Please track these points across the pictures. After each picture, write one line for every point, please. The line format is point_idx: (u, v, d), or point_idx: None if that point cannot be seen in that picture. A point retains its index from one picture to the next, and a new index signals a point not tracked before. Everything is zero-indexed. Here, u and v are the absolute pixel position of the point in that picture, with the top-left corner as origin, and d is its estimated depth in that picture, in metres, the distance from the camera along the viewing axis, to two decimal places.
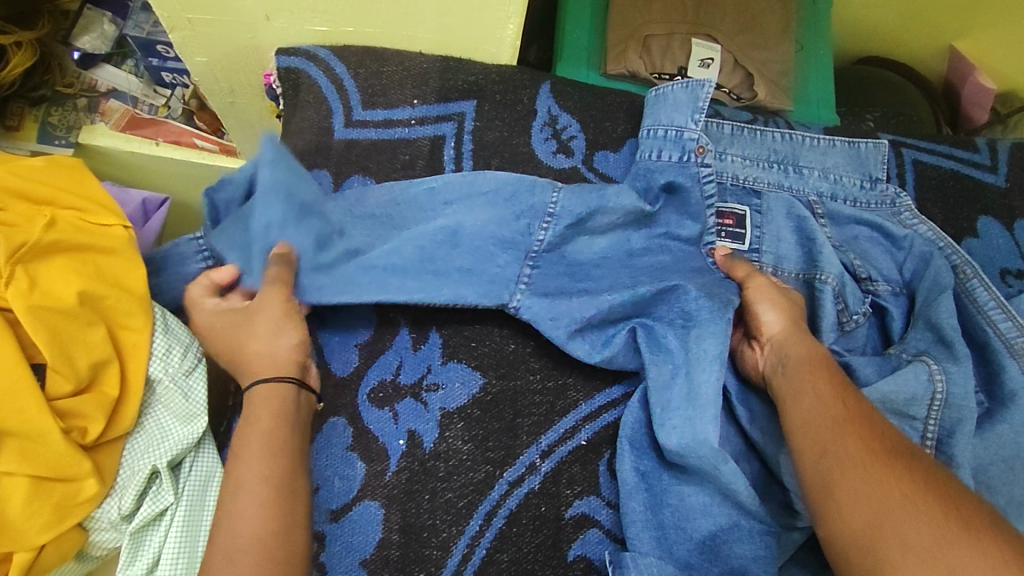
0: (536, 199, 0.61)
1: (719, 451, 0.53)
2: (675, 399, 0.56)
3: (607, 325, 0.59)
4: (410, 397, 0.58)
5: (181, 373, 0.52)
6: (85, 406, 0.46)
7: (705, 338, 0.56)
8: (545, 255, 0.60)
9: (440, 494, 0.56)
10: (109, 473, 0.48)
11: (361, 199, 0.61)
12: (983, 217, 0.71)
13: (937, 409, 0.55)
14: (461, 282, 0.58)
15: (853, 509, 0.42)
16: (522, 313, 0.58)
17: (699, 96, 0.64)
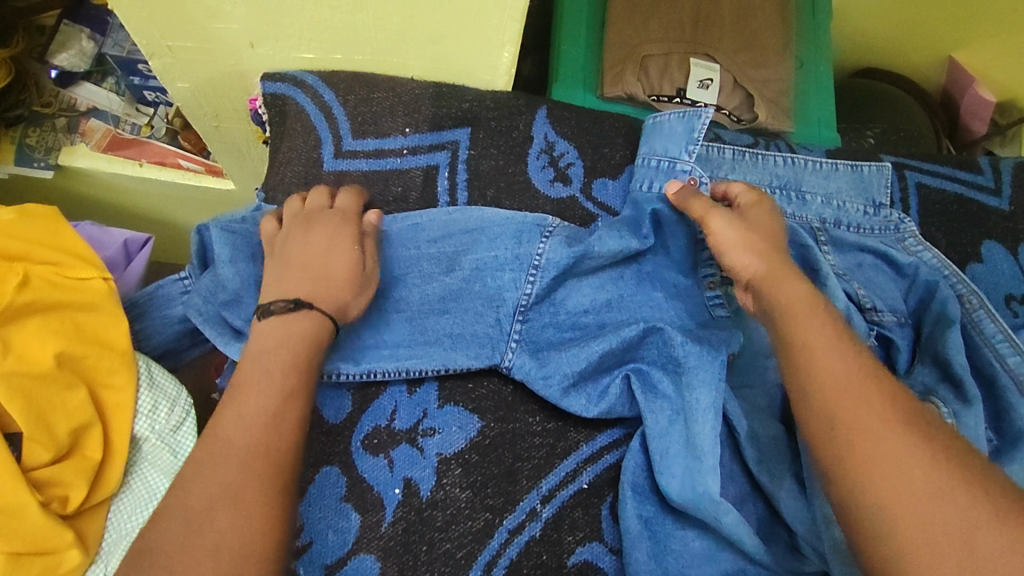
0: (521, 249, 0.59)
1: (720, 502, 0.52)
2: (675, 446, 0.55)
3: (601, 375, 0.57)
4: (406, 443, 0.55)
5: (169, 428, 0.50)
6: (65, 474, 0.43)
7: (696, 387, 0.54)
8: (532, 307, 0.59)
9: (438, 545, 0.52)
10: (93, 540, 0.45)
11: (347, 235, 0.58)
12: (987, 242, 0.70)
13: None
14: (450, 346, 0.57)
15: (890, 492, 0.40)
16: (516, 373, 0.57)
17: (695, 126, 0.63)
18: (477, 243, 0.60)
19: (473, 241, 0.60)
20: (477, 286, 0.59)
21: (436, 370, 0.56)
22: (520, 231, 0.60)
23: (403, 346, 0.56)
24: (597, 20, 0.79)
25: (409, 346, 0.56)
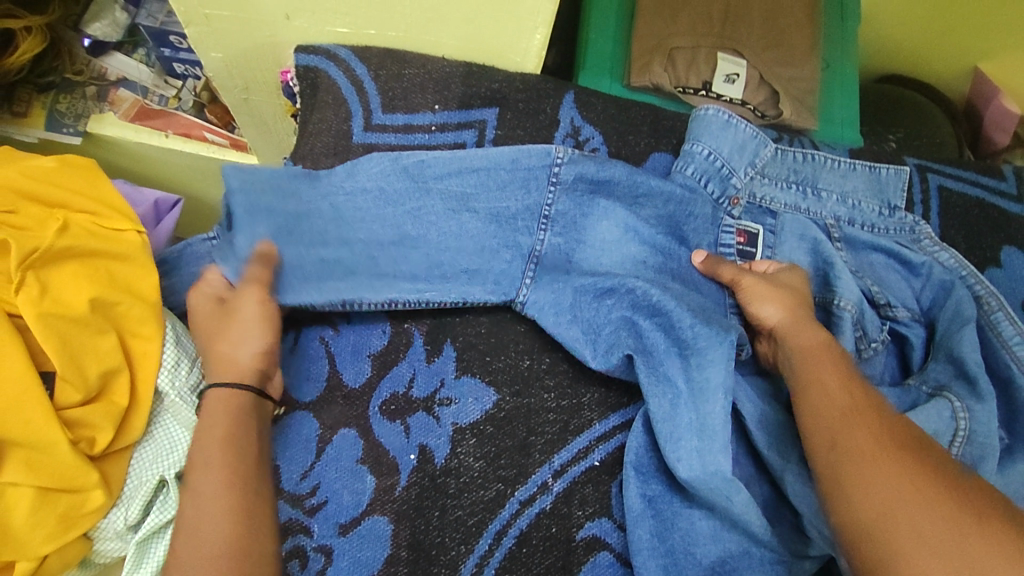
0: (531, 199, 0.59)
1: (734, 481, 0.51)
2: (682, 424, 0.54)
3: (613, 320, 0.57)
4: (423, 411, 0.56)
5: (189, 386, 0.50)
6: (93, 415, 0.44)
7: (713, 363, 0.53)
8: (547, 256, 0.59)
9: (450, 512, 0.53)
10: (116, 483, 0.46)
11: (352, 174, 0.58)
12: (1007, 247, 0.70)
13: (960, 446, 0.54)
14: (464, 277, 0.57)
15: (866, 496, 0.43)
16: (528, 310, 0.58)
17: (739, 136, 0.65)
18: (482, 185, 0.59)
19: (483, 183, 0.59)
20: (491, 228, 0.58)
21: (453, 303, 0.57)
22: (527, 179, 0.60)
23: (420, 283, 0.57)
24: (627, 9, 0.80)
25: (425, 278, 0.57)
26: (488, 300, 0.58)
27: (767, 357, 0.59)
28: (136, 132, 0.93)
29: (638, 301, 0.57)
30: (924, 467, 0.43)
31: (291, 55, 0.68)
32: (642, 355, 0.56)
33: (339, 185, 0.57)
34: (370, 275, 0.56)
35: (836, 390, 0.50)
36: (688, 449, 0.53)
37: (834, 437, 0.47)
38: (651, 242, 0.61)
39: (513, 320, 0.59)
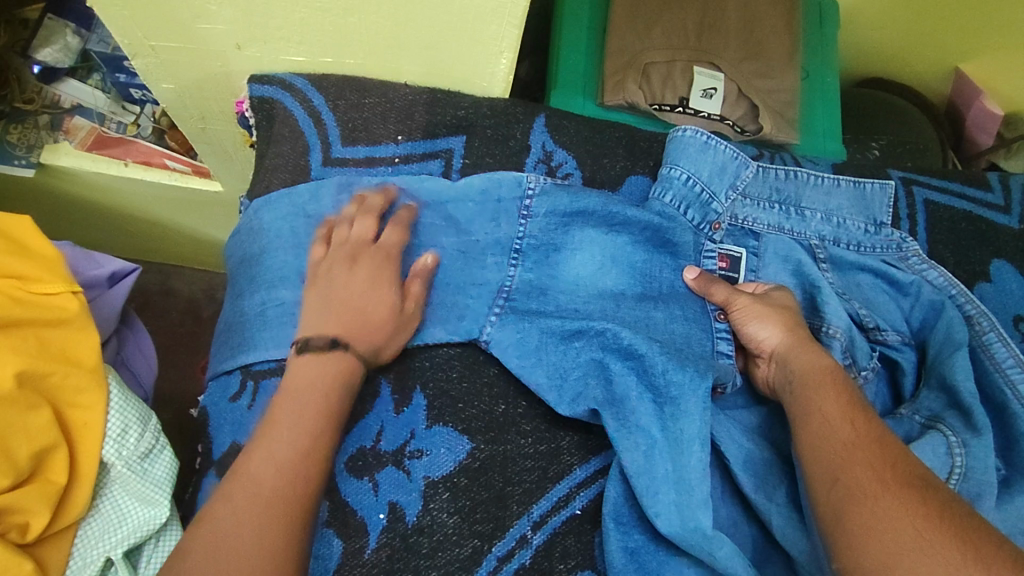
0: (502, 232, 0.59)
1: (714, 536, 0.49)
2: (655, 476, 0.51)
3: (581, 366, 0.54)
4: (392, 465, 0.52)
5: (137, 456, 0.46)
6: (27, 499, 0.41)
7: (689, 415, 0.51)
8: (519, 292, 0.57)
9: (423, 573, 0.50)
10: (57, 568, 0.43)
11: (316, 199, 0.59)
12: (996, 261, 0.68)
13: (956, 484, 0.51)
14: (427, 318, 0.56)
15: (869, 543, 0.40)
16: (492, 348, 0.55)
17: (718, 156, 0.63)
18: (450, 220, 0.59)
19: (450, 218, 0.59)
20: (458, 264, 0.58)
21: (415, 344, 0.55)
22: (497, 211, 0.59)
23: None
24: (599, 23, 0.77)
25: None
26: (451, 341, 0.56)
27: (765, 381, 0.56)
28: (95, 162, 0.89)
29: (605, 340, 0.55)
30: (926, 506, 0.40)
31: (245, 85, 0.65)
32: (611, 402, 0.53)
33: (300, 237, 0.58)
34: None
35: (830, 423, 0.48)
36: (662, 501, 0.50)
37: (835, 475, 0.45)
38: (627, 277, 0.59)
39: (486, 361, 0.56)
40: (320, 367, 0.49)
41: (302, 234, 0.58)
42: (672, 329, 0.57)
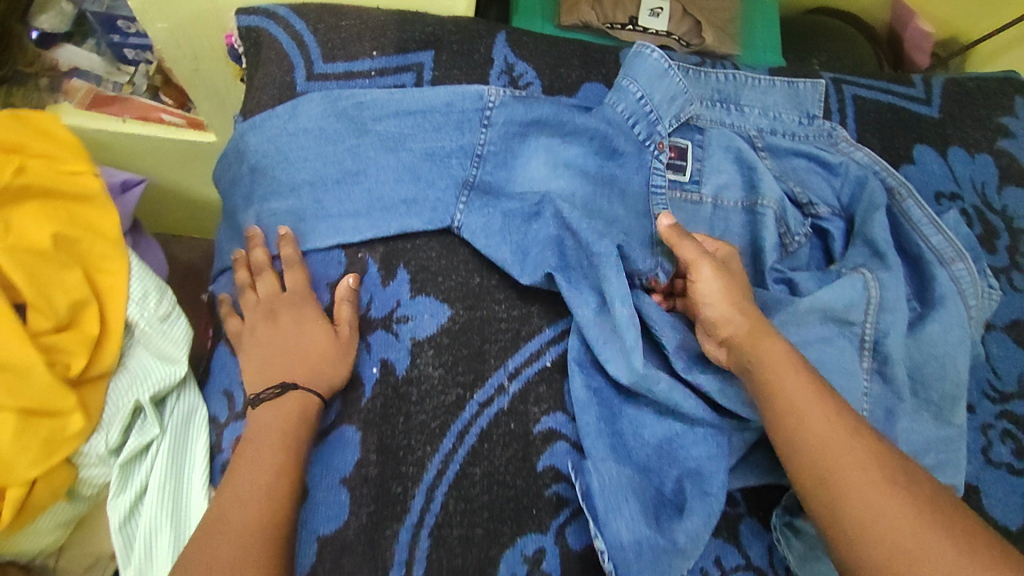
0: (465, 139, 0.64)
1: (649, 374, 0.57)
2: (602, 331, 0.59)
3: (540, 246, 0.61)
4: (381, 329, 0.60)
5: (157, 318, 0.54)
6: (67, 342, 0.49)
7: (622, 266, 0.60)
8: (482, 187, 0.64)
9: (414, 416, 0.57)
10: (94, 410, 0.50)
11: (294, 116, 0.62)
12: (918, 146, 0.75)
13: (874, 313, 0.59)
14: (404, 215, 0.62)
15: (846, 505, 0.45)
16: (463, 232, 0.62)
17: (670, 68, 0.68)
18: (419, 126, 0.64)
19: (419, 125, 0.64)
20: (427, 163, 0.63)
21: (393, 234, 0.61)
22: (461, 121, 0.64)
23: (364, 214, 0.61)
24: None
25: (367, 215, 0.61)
26: (427, 230, 0.62)
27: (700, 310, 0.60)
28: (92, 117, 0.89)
29: (561, 217, 0.62)
30: (911, 491, 0.45)
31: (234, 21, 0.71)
32: (564, 268, 0.61)
33: (283, 152, 0.62)
34: (318, 216, 0.61)
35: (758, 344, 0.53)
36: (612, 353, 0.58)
37: (820, 455, 0.48)
38: (581, 176, 0.65)
39: (459, 243, 0.63)
40: (279, 413, 0.52)
41: (285, 147, 0.62)
42: (612, 210, 0.66)
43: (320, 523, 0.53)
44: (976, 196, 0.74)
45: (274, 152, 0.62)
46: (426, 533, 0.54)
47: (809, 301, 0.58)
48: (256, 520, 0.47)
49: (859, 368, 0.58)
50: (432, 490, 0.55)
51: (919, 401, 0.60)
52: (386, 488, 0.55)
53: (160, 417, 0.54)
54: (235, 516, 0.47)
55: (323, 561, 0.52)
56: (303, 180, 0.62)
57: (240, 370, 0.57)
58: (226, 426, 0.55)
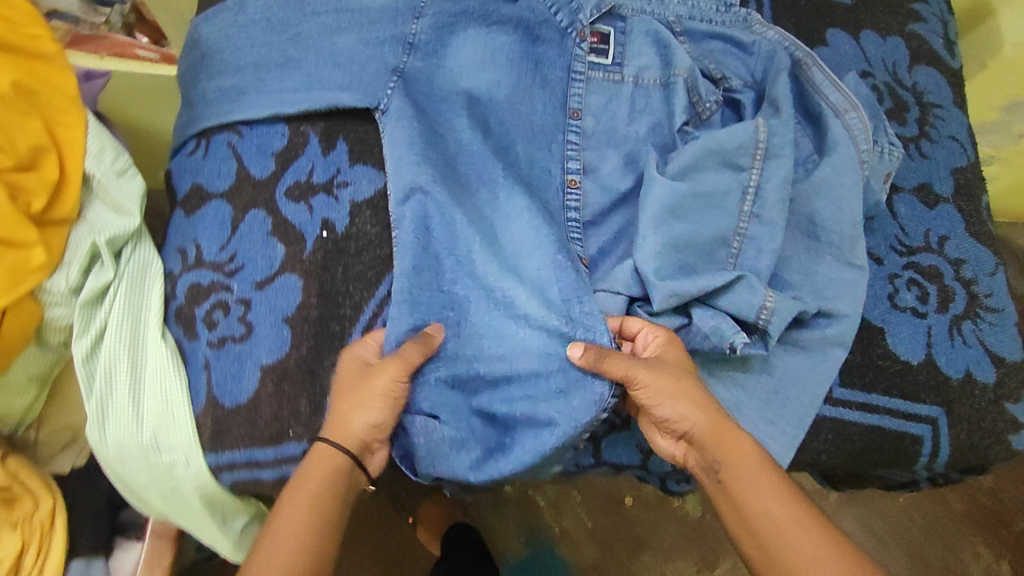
0: (397, 29, 0.67)
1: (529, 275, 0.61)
2: (511, 243, 0.63)
3: (460, 154, 0.66)
4: (323, 193, 0.64)
5: (113, 171, 0.59)
6: (29, 182, 0.54)
7: (497, 191, 0.65)
8: (410, 75, 0.67)
9: (352, 267, 0.62)
10: (57, 249, 0.57)
11: (242, 8, 0.67)
12: (832, 30, 0.80)
13: (760, 159, 0.63)
14: (336, 91, 0.65)
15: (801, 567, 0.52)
16: (384, 117, 0.65)
17: None
18: (355, 20, 0.66)
19: (354, 19, 0.66)
20: (361, 48, 0.66)
21: (326, 109, 0.65)
22: (393, 13, 0.67)
23: (298, 92, 0.65)
24: None
25: (304, 91, 0.65)
26: (358, 108, 0.65)
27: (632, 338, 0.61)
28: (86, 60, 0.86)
29: (478, 121, 0.67)
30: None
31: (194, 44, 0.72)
32: (482, 180, 0.65)
33: (229, 36, 0.67)
34: (258, 90, 0.65)
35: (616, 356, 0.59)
36: (519, 259, 0.62)
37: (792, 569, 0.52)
38: (507, 65, 0.68)
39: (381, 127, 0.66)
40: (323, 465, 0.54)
41: (232, 35, 0.67)
42: (535, 103, 0.69)
43: (263, 354, 0.58)
44: (887, 75, 0.78)
45: (222, 37, 0.67)
46: None
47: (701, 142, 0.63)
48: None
49: (739, 210, 0.64)
50: (368, 330, 0.61)
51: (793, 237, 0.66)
52: (326, 327, 0.60)
53: (117, 264, 0.60)
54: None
55: (266, 387, 0.57)
56: (247, 63, 0.66)
57: (191, 229, 0.62)
58: (180, 277, 0.61)
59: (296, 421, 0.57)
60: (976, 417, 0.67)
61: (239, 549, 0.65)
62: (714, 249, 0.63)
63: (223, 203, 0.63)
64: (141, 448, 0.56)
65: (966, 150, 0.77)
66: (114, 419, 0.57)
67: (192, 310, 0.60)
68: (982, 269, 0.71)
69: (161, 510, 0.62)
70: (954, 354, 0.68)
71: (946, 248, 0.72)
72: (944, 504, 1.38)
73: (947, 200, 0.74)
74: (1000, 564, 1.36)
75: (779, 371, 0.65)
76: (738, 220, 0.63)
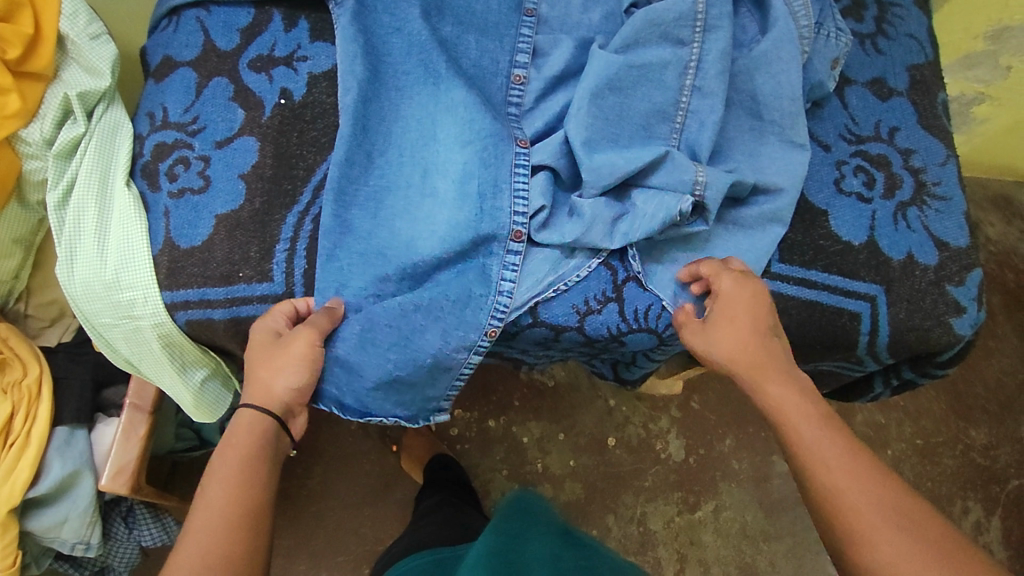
0: None
1: (443, 168, 0.64)
2: (447, 136, 0.64)
3: (404, 52, 0.67)
4: (283, 65, 0.68)
5: (85, 34, 0.65)
6: (6, 33, 0.60)
7: (431, 87, 0.66)
8: None
9: (307, 133, 0.66)
10: (32, 101, 0.63)
11: None
12: None
13: (700, 32, 0.66)
14: None
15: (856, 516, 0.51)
16: (337, 10, 0.68)
17: None
18: None
19: None
20: None
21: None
22: None
23: None
24: None
25: None
26: None
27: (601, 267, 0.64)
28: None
29: (430, 17, 0.68)
30: (918, 535, 0.50)
31: None
32: (423, 75, 0.66)
33: None
34: None
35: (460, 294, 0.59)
36: (454, 150, 0.64)
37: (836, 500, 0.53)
38: None
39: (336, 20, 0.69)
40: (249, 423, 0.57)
41: None
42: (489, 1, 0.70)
43: (218, 205, 0.62)
44: None
45: None
46: (310, 219, 0.63)
47: (642, 17, 0.66)
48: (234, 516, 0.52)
49: (680, 85, 0.66)
50: (318, 189, 0.64)
51: (737, 112, 0.68)
52: (279, 185, 0.63)
53: (89, 121, 0.65)
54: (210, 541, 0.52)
55: (220, 232, 0.62)
56: None
57: (159, 95, 0.68)
58: (147, 137, 0.66)
59: (246, 264, 0.61)
60: (916, 297, 0.67)
61: (200, 401, 0.69)
62: (654, 125, 0.66)
63: (189, 70, 0.68)
64: (105, 284, 0.61)
65: (924, 48, 0.77)
66: (80, 258, 0.61)
67: (156, 165, 0.64)
68: (932, 159, 0.72)
69: (130, 360, 0.67)
70: (896, 237, 0.68)
71: (896, 138, 0.73)
72: (936, 461, 1.32)
73: (901, 94, 0.75)
74: (994, 521, 1.30)
75: (716, 249, 0.67)
76: (680, 94, 0.66)
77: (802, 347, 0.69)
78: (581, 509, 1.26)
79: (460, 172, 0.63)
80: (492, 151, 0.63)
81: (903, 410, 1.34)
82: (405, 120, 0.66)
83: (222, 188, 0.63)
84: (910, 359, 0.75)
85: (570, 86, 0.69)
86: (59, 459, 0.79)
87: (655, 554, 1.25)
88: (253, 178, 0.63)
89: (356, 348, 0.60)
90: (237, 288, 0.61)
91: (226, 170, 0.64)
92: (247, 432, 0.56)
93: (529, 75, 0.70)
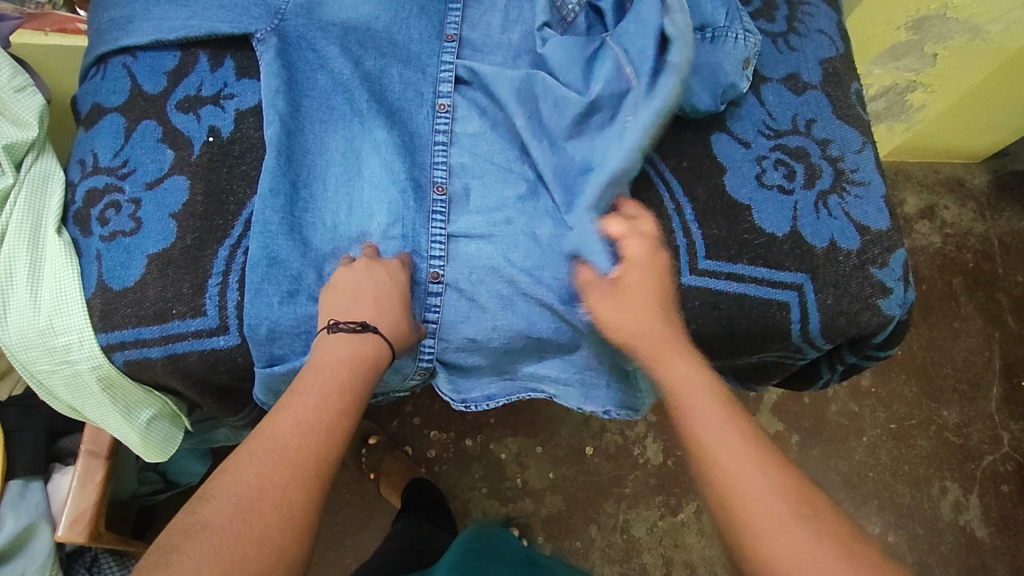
0: None
1: (370, 207, 0.67)
2: (373, 173, 0.67)
3: (330, 87, 0.69)
4: (210, 104, 0.70)
5: (11, 87, 0.68)
6: None
7: (357, 127, 0.68)
8: (293, 12, 0.70)
9: (237, 168, 0.67)
10: None
11: None
12: None
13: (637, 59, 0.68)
14: (213, 20, 0.69)
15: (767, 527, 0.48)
16: (260, 45, 0.69)
17: None
18: None
19: None
20: None
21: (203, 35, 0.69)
22: None
23: (179, 22, 0.69)
24: None
25: (180, 24, 0.69)
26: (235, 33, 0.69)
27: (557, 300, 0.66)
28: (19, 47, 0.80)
29: (351, 51, 0.70)
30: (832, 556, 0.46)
31: (93, 10, 0.74)
32: (349, 113, 0.68)
33: None
34: (143, 19, 0.70)
35: (387, 293, 0.61)
36: (379, 189, 0.67)
37: (724, 484, 0.50)
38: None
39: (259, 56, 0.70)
40: (352, 349, 0.57)
41: None
42: (410, 32, 0.72)
43: (149, 245, 0.63)
44: None
45: None
46: (241, 252, 0.64)
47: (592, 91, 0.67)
48: (322, 423, 0.53)
49: None
50: (249, 221, 0.65)
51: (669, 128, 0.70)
52: (210, 221, 0.64)
53: (18, 173, 0.67)
54: (258, 524, 0.47)
55: (152, 271, 0.63)
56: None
57: (89, 142, 0.69)
58: (79, 184, 0.67)
59: (179, 300, 0.62)
60: (842, 282, 0.69)
61: (148, 440, 0.70)
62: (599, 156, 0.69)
63: (118, 115, 0.69)
64: (39, 331, 0.62)
65: (834, 42, 0.81)
66: (14, 307, 0.62)
67: (88, 211, 0.65)
68: (848, 147, 0.75)
69: (73, 405, 0.67)
70: (818, 225, 0.71)
71: (813, 129, 0.75)
72: (911, 444, 1.31)
73: (815, 86, 0.77)
74: (972, 499, 1.29)
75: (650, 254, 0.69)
76: None
77: (738, 339, 0.70)
78: (563, 522, 1.24)
79: (381, 212, 0.66)
80: (413, 193, 0.67)
81: (875, 397, 1.34)
82: (330, 157, 0.68)
83: (153, 231, 0.64)
84: (850, 343, 0.76)
85: (494, 115, 0.71)
86: (12, 514, 0.78)
87: (640, 561, 1.23)
88: (181, 214, 0.64)
89: (269, 366, 0.62)
90: (197, 322, 0.62)
91: (157, 211, 0.65)
92: (347, 371, 0.56)
93: (453, 103, 0.71)
